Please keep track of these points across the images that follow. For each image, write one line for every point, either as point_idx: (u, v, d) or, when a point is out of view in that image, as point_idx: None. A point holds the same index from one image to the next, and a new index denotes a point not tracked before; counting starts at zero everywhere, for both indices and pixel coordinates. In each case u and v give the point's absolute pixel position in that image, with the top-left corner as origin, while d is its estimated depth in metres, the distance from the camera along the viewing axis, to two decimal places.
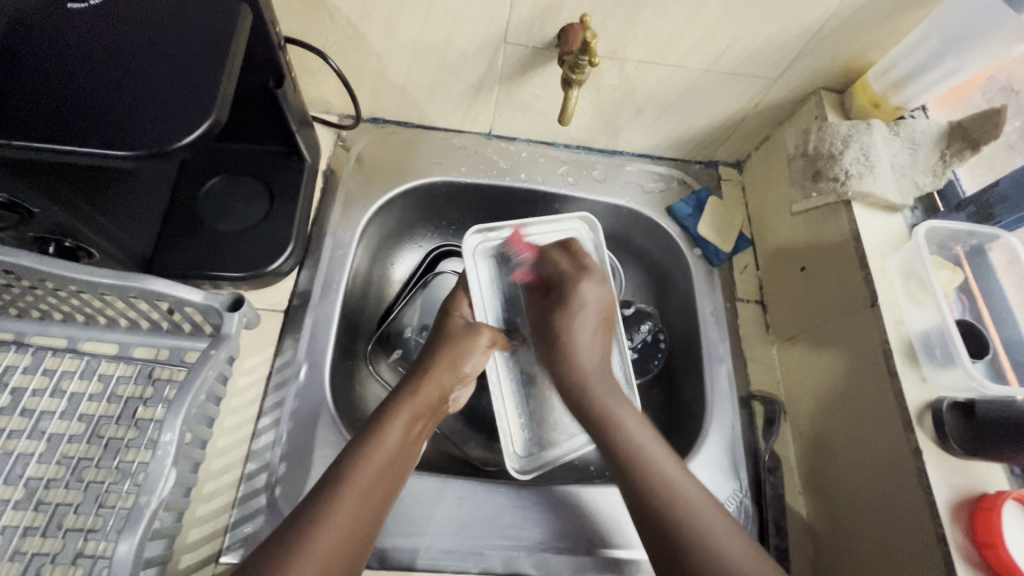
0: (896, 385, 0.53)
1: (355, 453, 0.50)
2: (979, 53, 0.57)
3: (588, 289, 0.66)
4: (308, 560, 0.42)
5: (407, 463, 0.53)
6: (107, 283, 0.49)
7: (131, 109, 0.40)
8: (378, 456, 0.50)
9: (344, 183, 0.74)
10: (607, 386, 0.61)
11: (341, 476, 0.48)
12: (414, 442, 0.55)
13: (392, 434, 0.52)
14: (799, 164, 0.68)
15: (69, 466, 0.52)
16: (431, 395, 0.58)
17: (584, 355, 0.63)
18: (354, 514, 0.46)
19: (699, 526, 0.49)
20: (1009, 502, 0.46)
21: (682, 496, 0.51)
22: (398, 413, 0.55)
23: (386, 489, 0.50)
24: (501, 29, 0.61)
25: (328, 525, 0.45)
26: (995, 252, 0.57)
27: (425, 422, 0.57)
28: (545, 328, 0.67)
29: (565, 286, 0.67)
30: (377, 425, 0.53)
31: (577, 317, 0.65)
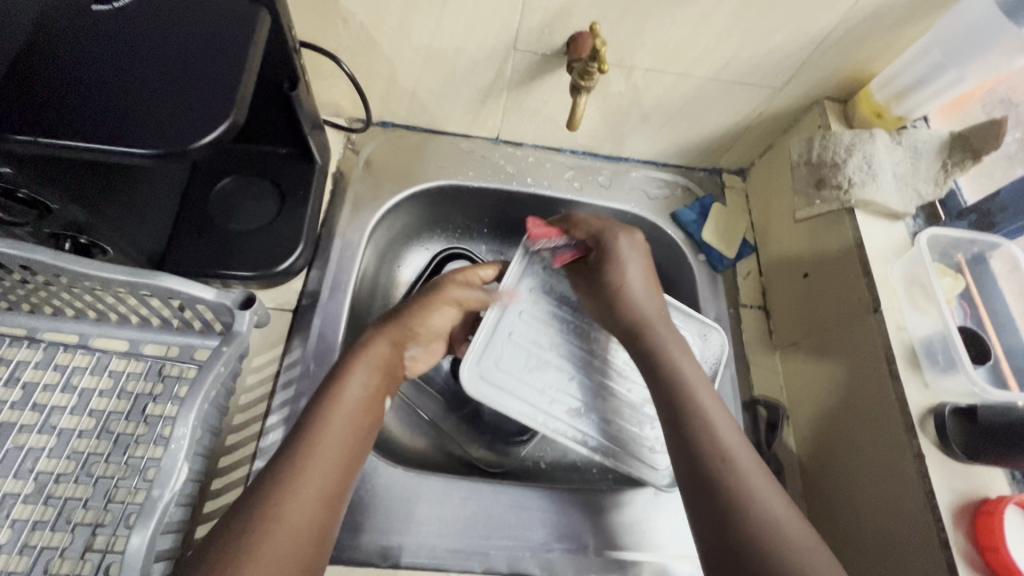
0: (898, 389, 0.53)
1: (316, 411, 0.49)
2: (980, 65, 0.58)
3: (625, 243, 0.63)
4: (280, 523, 0.41)
5: (373, 415, 0.52)
6: (122, 280, 0.50)
7: (154, 107, 0.41)
8: (340, 412, 0.49)
9: (353, 186, 0.75)
10: (672, 333, 0.59)
11: (308, 435, 0.47)
12: (378, 396, 0.53)
13: (353, 387, 0.51)
14: (802, 171, 0.69)
15: (79, 461, 0.53)
16: (388, 349, 0.56)
17: (643, 305, 0.60)
18: (320, 475, 0.45)
19: (770, 521, 0.45)
20: (1011, 506, 0.47)
21: (757, 487, 0.47)
22: (359, 365, 0.53)
23: (354, 447, 0.49)
24: (511, 36, 0.62)
25: (298, 489, 0.44)
26: (996, 259, 0.58)
27: (387, 373, 0.55)
28: (598, 291, 0.63)
29: (600, 247, 0.63)
30: (335, 381, 0.51)
31: (621, 268, 0.62)
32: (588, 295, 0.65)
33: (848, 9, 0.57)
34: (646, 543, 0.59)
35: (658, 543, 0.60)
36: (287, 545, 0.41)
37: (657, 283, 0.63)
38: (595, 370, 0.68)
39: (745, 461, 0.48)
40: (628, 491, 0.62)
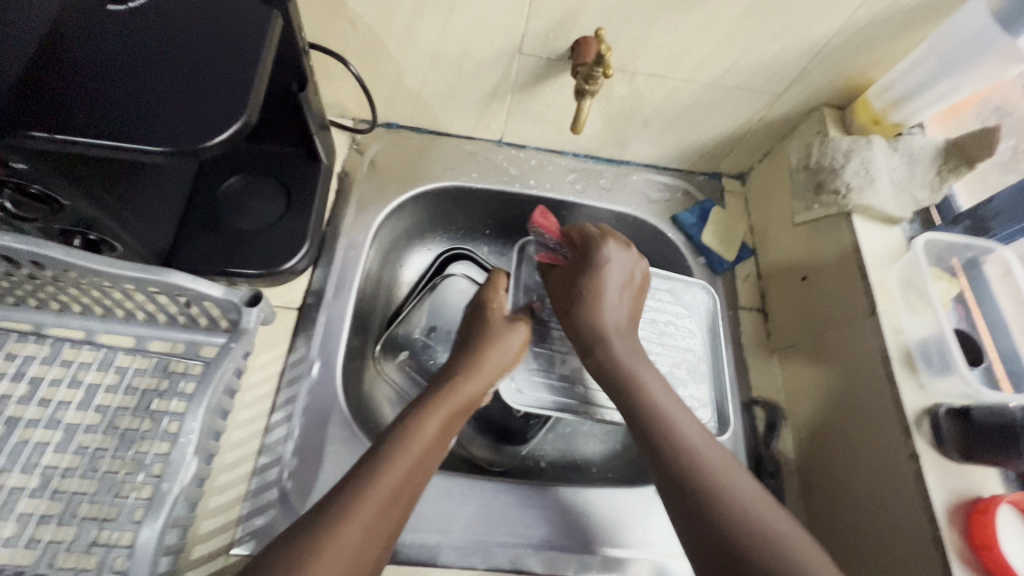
0: (894, 389, 0.54)
1: (392, 440, 0.51)
2: (976, 73, 0.59)
3: (613, 249, 0.63)
4: (341, 539, 0.43)
5: (438, 458, 0.53)
6: (131, 276, 0.51)
7: (168, 106, 0.42)
8: (414, 446, 0.51)
9: (357, 186, 0.75)
10: (631, 347, 0.59)
11: (382, 458, 0.49)
12: (445, 438, 0.55)
13: (431, 425, 0.54)
14: (801, 176, 0.70)
15: (85, 456, 0.53)
16: (469, 394, 0.58)
17: (611, 312, 0.60)
18: (386, 500, 0.46)
19: (754, 513, 0.44)
20: (1004, 505, 0.48)
21: (731, 481, 0.47)
22: (437, 407, 0.56)
23: (417, 482, 0.50)
24: (517, 40, 0.63)
25: (363, 507, 0.45)
26: (990, 264, 0.59)
27: (458, 419, 0.57)
28: (569, 290, 0.63)
29: (586, 252, 0.63)
30: (415, 418, 0.54)
31: (602, 275, 0.61)
32: (558, 295, 0.64)
33: (847, 19, 0.58)
34: (645, 541, 0.60)
35: (656, 542, 0.60)
36: (342, 563, 0.42)
37: (637, 296, 0.63)
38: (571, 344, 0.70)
39: (719, 464, 0.49)
40: (627, 489, 0.63)
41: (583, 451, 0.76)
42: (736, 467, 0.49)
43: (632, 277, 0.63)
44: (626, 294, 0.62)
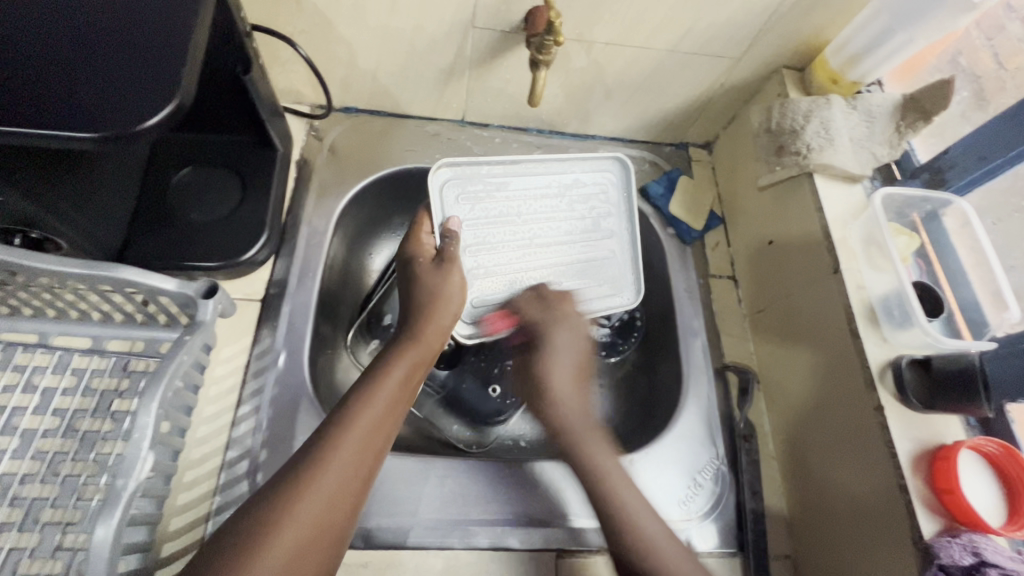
0: (859, 345, 0.55)
1: (359, 392, 0.50)
2: (929, 25, 0.59)
3: (557, 330, 0.64)
4: (312, 492, 0.43)
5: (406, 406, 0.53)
6: (78, 273, 0.49)
7: (93, 92, 0.40)
8: (382, 395, 0.51)
9: (318, 172, 0.74)
10: (598, 438, 0.59)
11: (348, 411, 0.48)
12: (413, 385, 0.54)
13: (394, 375, 0.53)
14: (763, 140, 0.69)
15: (44, 461, 0.52)
16: (432, 340, 0.58)
17: (569, 411, 0.61)
18: (360, 451, 0.47)
19: (644, 543, 0.51)
20: (964, 450, 0.49)
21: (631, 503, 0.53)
22: (398, 356, 0.55)
23: (388, 429, 0.50)
24: (468, 13, 0.62)
25: (334, 460, 0.45)
26: (949, 216, 0.59)
27: (425, 366, 0.57)
28: (528, 375, 0.65)
29: (562, 334, 0.64)
30: (378, 369, 0.53)
31: (552, 362, 0.64)
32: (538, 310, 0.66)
33: None
34: None
35: None
36: (315, 518, 0.43)
37: (580, 366, 0.64)
38: (499, 256, 0.69)
39: (619, 486, 0.55)
40: None
41: None
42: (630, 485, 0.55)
43: (582, 361, 0.64)
44: (579, 380, 0.64)
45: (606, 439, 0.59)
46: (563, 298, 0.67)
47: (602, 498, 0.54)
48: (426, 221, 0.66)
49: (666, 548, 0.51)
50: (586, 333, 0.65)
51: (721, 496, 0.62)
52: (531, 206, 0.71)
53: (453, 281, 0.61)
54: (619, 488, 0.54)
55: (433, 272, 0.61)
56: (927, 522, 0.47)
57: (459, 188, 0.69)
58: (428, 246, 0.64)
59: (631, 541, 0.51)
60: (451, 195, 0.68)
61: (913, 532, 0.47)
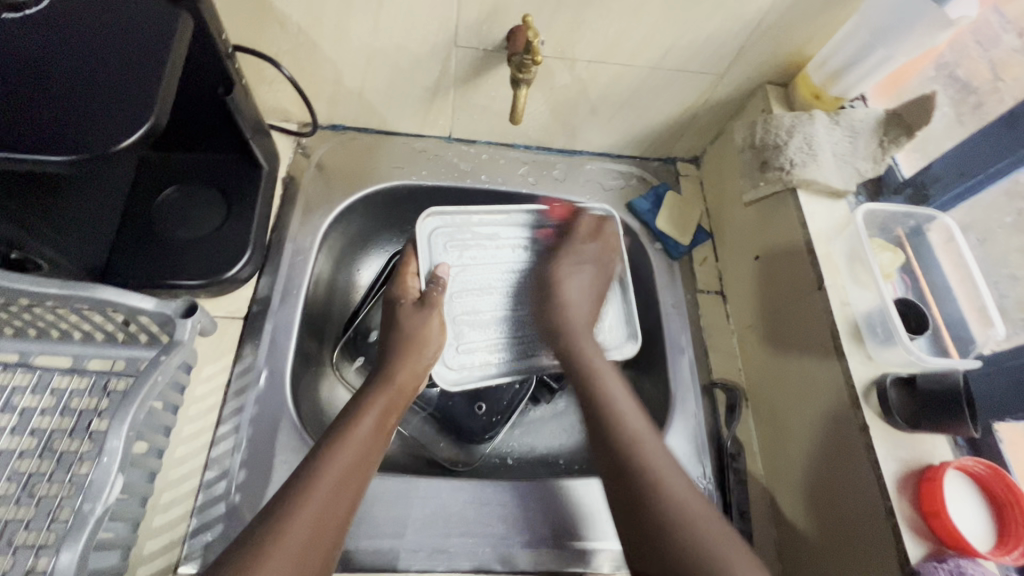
0: (843, 362, 0.54)
1: (327, 444, 0.51)
2: (908, 41, 0.59)
3: (588, 243, 0.71)
4: (284, 544, 0.44)
5: (379, 454, 0.53)
6: (54, 292, 0.49)
7: (67, 114, 0.40)
8: (349, 445, 0.51)
9: (304, 190, 0.74)
10: (620, 385, 0.60)
11: (317, 463, 0.49)
12: (384, 435, 0.55)
13: (367, 422, 0.54)
14: (747, 156, 0.69)
15: (21, 482, 0.52)
16: (404, 387, 0.58)
17: (574, 312, 0.67)
18: (334, 499, 0.47)
19: (648, 460, 0.52)
20: (952, 470, 0.48)
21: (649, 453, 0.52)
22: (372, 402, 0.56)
23: (359, 479, 0.50)
24: (450, 32, 0.63)
25: (298, 515, 0.45)
26: (933, 231, 0.58)
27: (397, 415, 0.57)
28: (540, 283, 0.70)
29: (569, 244, 0.71)
30: (348, 419, 0.54)
31: (570, 274, 0.69)
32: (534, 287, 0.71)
33: None
34: (607, 532, 0.59)
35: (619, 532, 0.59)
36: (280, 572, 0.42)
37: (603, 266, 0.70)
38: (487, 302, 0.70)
39: (647, 441, 0.54)
40: (588, 481, 0.61)
41: (549, 445, 0.75)
42: (648, 433, 0.55)
43: (602, 276, 0.70)
44: (596, 292, 0.69)
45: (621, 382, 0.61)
46: (606, 224, 0.72)
47: (625, 445, 0.53)
48: (411, 259, 0.67)
49: (670, 475, 0.51)
50: (611, 270, 0.71)
51: None
52: (517, 253, 0.73)
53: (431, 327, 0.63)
54: (645, 440, 0.54)
55: (414, 313, 0.63)
56: (915, 547, 0.46)
57: (446, 238, 0.71)
58: (412, 288, 0.66)
59: (628, 437, 0.54)
60: (439, 243, 0.70)
61: (900, 555, 0.46)
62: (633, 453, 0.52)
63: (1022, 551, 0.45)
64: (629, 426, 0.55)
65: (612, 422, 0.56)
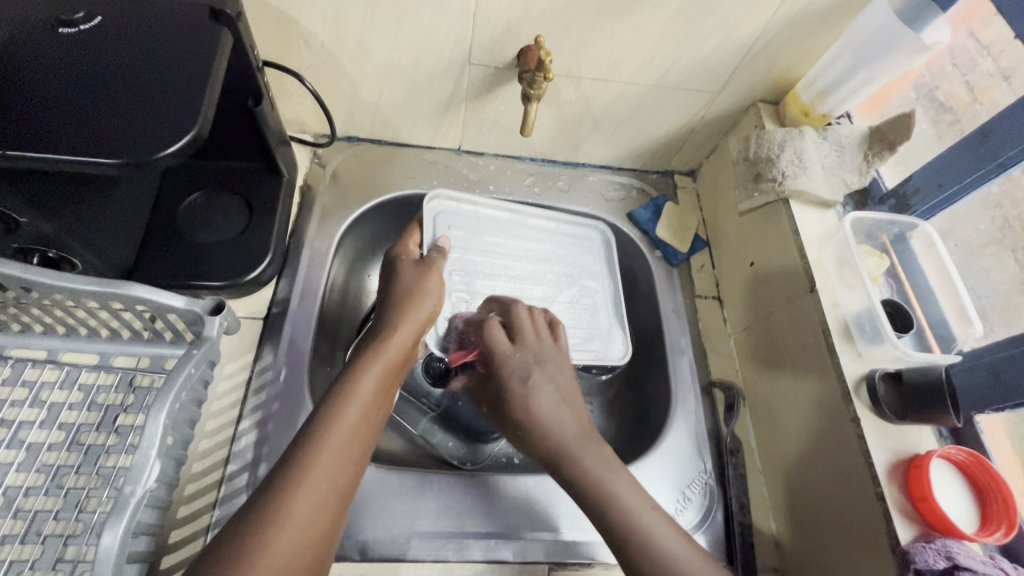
0: (835, 359, 0.58)
1: (330, 404, 0.50)
2: (888, 65, 0.64)
3: (521, 345, 0.61)
4: (290, 517, 0.43)
5: (378, 417, 0.53)
6: (91, 290, 0.51)
7: (120, 120, 0.43)
8: (351, 405, 0.51)
9: (320, 197, 0.77)
10: (600, 453, 0.54)
11: (315, 432, 0.48)
12: (382, 400, 0.54)
13: (366, 384, 0.53)
14: (742, 167, 0.74)
15: (49, 474, 0.53)
16: (401, 346, 0.58)
17: (550, 420, 0.56)
18: (337, 466, 0.47)
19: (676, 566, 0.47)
20: (936, 458, 0.51)
21: (679, 561, 0.47)
22: (370, 365, 0.55)
23: (364, 439, 0.50)
24: (465, 51, 0.67)
25: (308, 481, 0.45)
26: (915, 239, 0.63)
27: (395, 373, 0.57)
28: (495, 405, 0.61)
29: (520, 346, 0.61)
30: (348, 381, 0.53)
31: (513, 386, 0.59)
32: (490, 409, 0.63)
33: (770, 17, 0.63)
34: None
35: None
36: (294, 540, 0.42)
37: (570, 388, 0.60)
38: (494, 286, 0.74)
39: (671, 539, 0.49)
40: None
41: None
42: (670, 528, 0.50)
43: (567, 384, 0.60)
44: (564, 390, 0.60)
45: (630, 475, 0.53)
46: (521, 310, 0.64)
47: (635, 540, 0.48)
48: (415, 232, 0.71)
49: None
50: (570, 367, 0.62)
51: (709, 509, 0.63)
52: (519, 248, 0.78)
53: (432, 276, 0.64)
54: (688, 567, 0.47)
55: (414, 269, 0.64)
56: (905, 530, 0.49)
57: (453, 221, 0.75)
58: (412, 249, 0.68)
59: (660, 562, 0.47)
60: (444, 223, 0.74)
61: (891, 538, 0.49)
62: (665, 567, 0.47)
63: (1002, 532, 0.48)
64: (620, 497, 0.51)
65: (625, 543, 0.49)
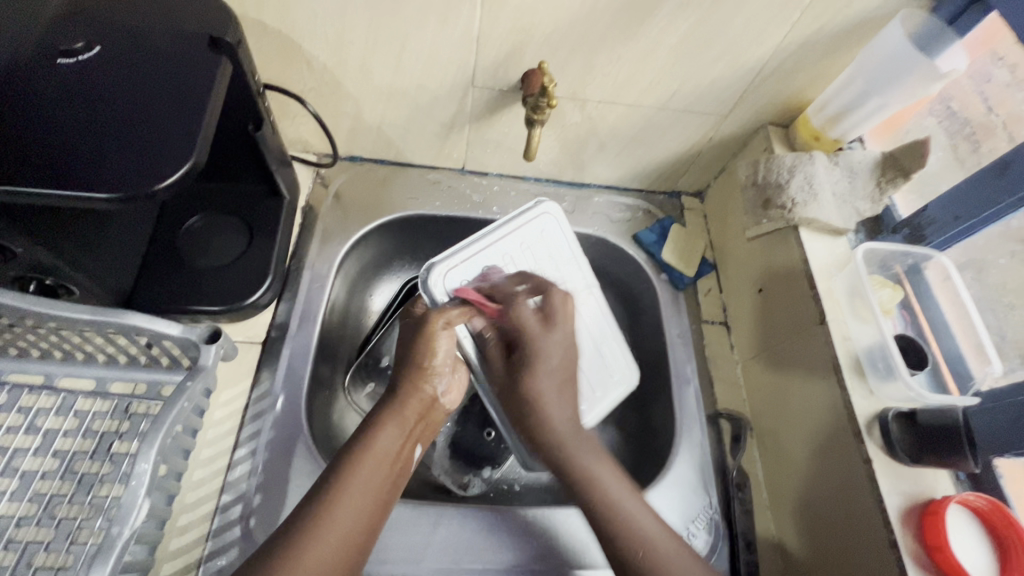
0: (845, 396, 0.56)
1: (345, 462, 0.51)
2: (902, 91, 0.62)
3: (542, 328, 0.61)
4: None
5: (397, 472, 0.54)
6: (87, 319, 0.50)
7: (115, 152, 0.43)
8: (368, 462, 0.51)
9: (322, 219, 0.77)
10: (587, 445, 0.57)
11: (327, 496, 0.49)
12: (399, 457, 0.54)
13: (381, 440, 0.53)
14: (750, 193, 0.72)
15: (41, 503, 0.52)
16: (421, 400, 0.58)
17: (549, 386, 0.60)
18: (348, 526, 0.48)
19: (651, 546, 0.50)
20: (953, 504, 0.49)
21: (665, 562, 0.49)
22: (387, 419, 0.55)
23: (378, 495, 0.51)
24: (468, 74, 0.66)
25: (317, 545, 0.46)
26: (930, 270, 0.61)
27: (416, 426, 0.57)
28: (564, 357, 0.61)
29: (563, 331, 0.62)
30: (365, 436, 0.53)
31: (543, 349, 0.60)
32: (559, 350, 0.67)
33: (780, 41, 0.61)
34: (614, 561, 0.60)
35: None
36: None
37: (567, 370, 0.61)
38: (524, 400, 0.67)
39: (659, 540, 0.51)
40: (597, 510, 0.63)
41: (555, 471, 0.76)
42: (648, 518, 0.53)
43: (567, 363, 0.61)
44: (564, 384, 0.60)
45: (609, 460, 0.57)
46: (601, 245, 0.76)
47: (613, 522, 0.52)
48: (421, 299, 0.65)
49: (678, 571, 0.49)
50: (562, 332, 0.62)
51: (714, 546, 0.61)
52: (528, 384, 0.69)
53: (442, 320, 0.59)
54: (660, 555, 0.50)
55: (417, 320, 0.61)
56: None
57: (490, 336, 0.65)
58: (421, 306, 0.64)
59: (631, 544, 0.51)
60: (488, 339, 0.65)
61: None
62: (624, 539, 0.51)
63: None
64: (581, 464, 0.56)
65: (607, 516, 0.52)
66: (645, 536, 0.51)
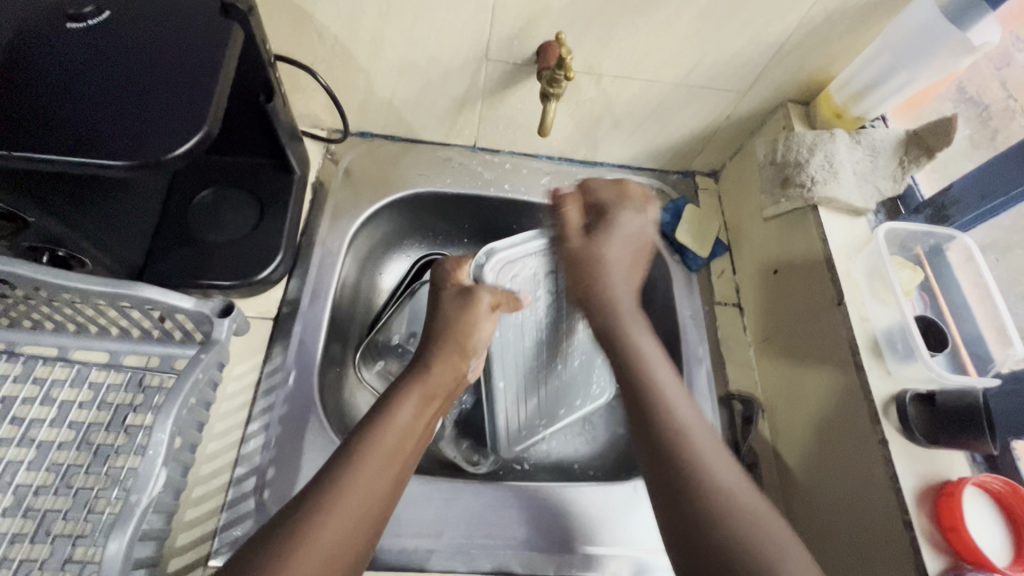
0: (863, 377, 0.55)
1: (369, 428, 0.53)
2: (931, 66, 0.60)
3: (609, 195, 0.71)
4: (315, 540, 0.44)
5: (417, 443, 0.55)
6: (100, 291, 0.50)
7: (127, 120, 0.42)
8: (390, 435, 0.53)
9: (333, 195, 0.76)
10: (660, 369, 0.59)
11: (351, 458, 0.50)
12: (421, 427, 0.56)
13: (404, 412, 0.55)
14: (768, 171, 0.70)
15: (58, 473, 0.53)
16: (447, 379, 0.61)
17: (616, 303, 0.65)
18: (372, 486, 0.49)
19: (691, 458, 0.50)
20: (970, 486, 0.49)
21: (705, 460, 0.50)
22: (409, 394, 0.57)
23: (403, 460, 0.53)
24: (482, 46, 0.64)
25: (343, 503, 0.47)
26: (953, 251, 0.60)
27: (439, 403, 0.60)
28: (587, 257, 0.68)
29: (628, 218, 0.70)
30: (388, 408, 0.55)
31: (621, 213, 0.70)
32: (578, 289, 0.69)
33: (804, 14, 0.60)
34: (622, 538, 0.60)
35: (634, 538, 0.60)
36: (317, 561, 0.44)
37: (629, 259, 0.69)
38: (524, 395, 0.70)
39: (702, 446, 0.52)
40: (608, 487, 0.63)
41: (565, 450, 0.76)
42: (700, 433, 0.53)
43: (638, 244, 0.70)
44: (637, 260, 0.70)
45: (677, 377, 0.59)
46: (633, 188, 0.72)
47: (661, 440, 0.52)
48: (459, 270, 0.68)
49: (719, 472, 0.49)
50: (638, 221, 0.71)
51: None
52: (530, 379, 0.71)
53: (479, 310, 0.64)
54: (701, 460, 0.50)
55: (454, 299, 0.65)
56: (932, 559, 0.47)
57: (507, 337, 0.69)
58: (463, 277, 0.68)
59: (711, 488, 0.48)
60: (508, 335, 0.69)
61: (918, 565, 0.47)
62: (680, 458, 0.50)
63: None
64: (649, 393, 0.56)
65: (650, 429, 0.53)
66: (684, 439, 0.52)
